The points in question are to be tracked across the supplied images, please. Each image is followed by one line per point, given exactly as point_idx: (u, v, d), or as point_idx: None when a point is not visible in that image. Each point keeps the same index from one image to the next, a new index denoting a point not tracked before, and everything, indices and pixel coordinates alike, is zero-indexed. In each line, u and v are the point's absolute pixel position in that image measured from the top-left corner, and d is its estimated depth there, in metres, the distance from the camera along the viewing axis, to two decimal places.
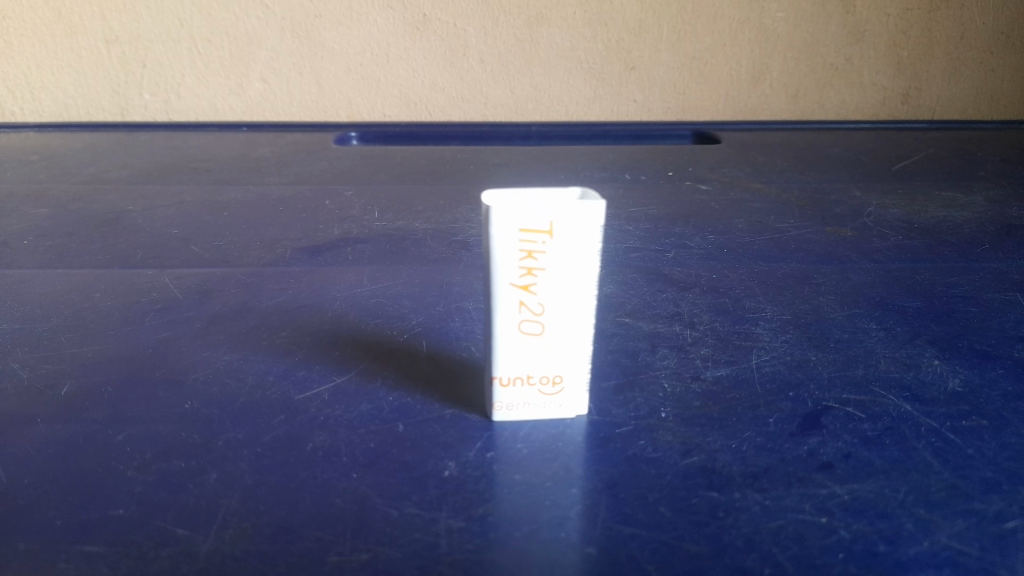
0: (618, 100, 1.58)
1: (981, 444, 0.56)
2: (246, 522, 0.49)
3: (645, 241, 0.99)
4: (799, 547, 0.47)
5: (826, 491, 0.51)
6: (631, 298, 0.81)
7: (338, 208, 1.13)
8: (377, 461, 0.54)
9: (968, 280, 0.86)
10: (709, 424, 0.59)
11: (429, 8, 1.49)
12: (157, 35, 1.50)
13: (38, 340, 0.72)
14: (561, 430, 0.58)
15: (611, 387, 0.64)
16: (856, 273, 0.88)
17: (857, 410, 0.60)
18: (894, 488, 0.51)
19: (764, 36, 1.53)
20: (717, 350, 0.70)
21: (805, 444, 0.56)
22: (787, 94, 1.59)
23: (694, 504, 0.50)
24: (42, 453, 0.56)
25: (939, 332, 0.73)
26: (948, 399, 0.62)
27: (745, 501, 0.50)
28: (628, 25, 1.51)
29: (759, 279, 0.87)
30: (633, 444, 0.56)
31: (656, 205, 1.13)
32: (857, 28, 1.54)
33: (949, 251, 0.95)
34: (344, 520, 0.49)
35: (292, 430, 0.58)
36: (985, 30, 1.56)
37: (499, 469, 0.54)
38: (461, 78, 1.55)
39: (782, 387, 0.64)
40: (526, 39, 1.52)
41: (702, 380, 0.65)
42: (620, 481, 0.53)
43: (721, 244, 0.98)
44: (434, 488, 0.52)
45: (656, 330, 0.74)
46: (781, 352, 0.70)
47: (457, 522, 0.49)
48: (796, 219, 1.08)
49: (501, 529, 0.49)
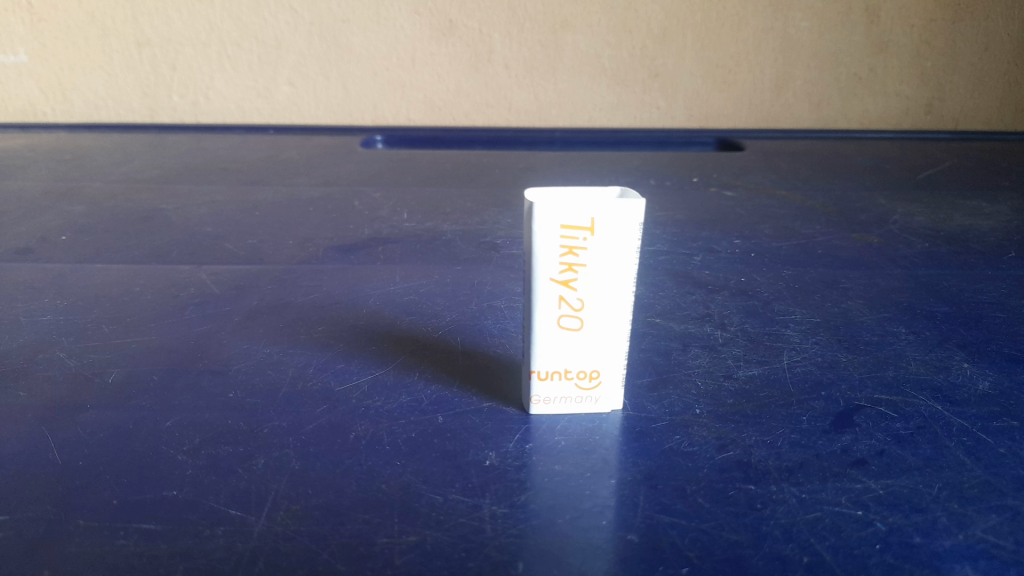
0: (641, 106, 1.60)
1: (1011, 443, 0.57)
2: (295, 505, 0.50)
3: (673, 245, 1.00)
4: (836, 538, 0.47)
5: (861, 485, 0.52)
6: (661, 300, 0.82)
7: (367, 209, 1.14)
8: (420, 450, 0.56)
9: (995, 287, 0.87)
10: (744, 422, 0.60)
11: (455, 14, 1.50)
12: (187, 38, 1.52)
13: (83, 330, 0.74)
14: (597, 424, 0.59)
15: (646, 385, 0.65)
16: (883, 279, 0.89)
17: (889, 410, 0.61)
18: (928, 484, 0.52)
19: (788, 44, 1.54)
20: (748, 351, 0.71)
21: (839, 441, 0.57)
22: (810, 102, 1.60)
23: (732, 496, 0.51)
24: (94, 438, 0.57)
25: (968, 336, 0.74)
26: (978, 400, 0.63)
27: (782, 494, 0.51)
28: (653, 32, 1.52)
29: (787, 283, 0.88)
30: (669, 439, 0.58)
31: (681, 211, 1.14)
32: (881, 36, 1.54)
33: (976, 259, 0.96)
34: (391, 505, 0.50)
35: (335, 420, 0.59)
36: (1009, 41, 1.56)
37: (538, 459, 0.55)
38: (486, 83, 1.57)
39: (814, 386, 0.65)
40: (551, 44, 1.53)
41: (735, 379, 0.66)
42: (657, 473, 0.54)
43: (749, 249, 0.99)
44: (476, 476, 0.53)
45: (687, 330, 0.75)
46: (811, 353, 0.71)
47: (500, 509, 0.50)
48: (822, 225, 1.08)
49: (543, 516, 0.50)
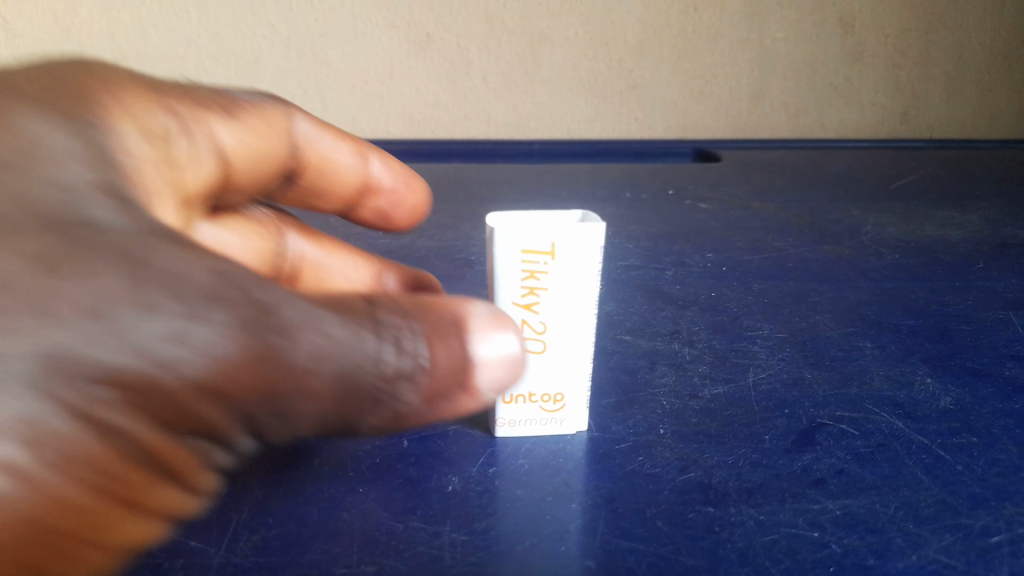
0: (620, 117, 1.61)
1: (970, 460, 0.58)
2: (255, 535, 0.50)
3: (646, 259, 1.01)
4: (791, 561, 0.48)
5: (818, 506, 0.53)
6: (631, 317, 0.83)
7: (343, 225, 1.15)
8: (383, 476, 0.56)
9: (962, 299, 0.87)
10: (706, 442, 0.60)
11: (432, 28, 1.50)
12: (164, 54, 1.52)
13: None
14: (561, 446, 0.60)
15: (612, 406, 0.65)
16: (852, 292, 0.90)
17: (851, 428, 0.62)
18: (885, 504, 0.53)
19: (763, 55, 1.55)
20: (715, 368, 0.72)
21: (799, 461, 0.57)
22: (787, 113, 1.62)
23: (691, 518, 0.52)
24: None
25: (932, 350, 0.75)
26: (939, 417, 0.63)
27: (740, 517, 0.52)
28: (630, 44, 1.53)
29: (757, 297, 0.88)
30: (632, 461, 0.58)
31: (656, 223, 1.15)
32: (855, 47, 1.56)
33: (945, 270, 0.97)
34: (351, 534, 0.50)
35: (299, 446, 0.60)
36: (981, 50, 1.58)
37: (501, 484, 0.56)
38: (464, 96, 1.57)
39: (778, 404, 0.65)
40: (529, 57, 1.53)
41: (700, 398, 0.66)
42: (618, 496, 0.54)
43: (721, 263, 1.00)
44: (438, 502, 0.53)
45: (655, 348, 0.76)
46: (777, 370, 0.71)
47: (460, 536, 0.50)
48: (794, 237, 1.09)
49: (502, 543, 0.50)
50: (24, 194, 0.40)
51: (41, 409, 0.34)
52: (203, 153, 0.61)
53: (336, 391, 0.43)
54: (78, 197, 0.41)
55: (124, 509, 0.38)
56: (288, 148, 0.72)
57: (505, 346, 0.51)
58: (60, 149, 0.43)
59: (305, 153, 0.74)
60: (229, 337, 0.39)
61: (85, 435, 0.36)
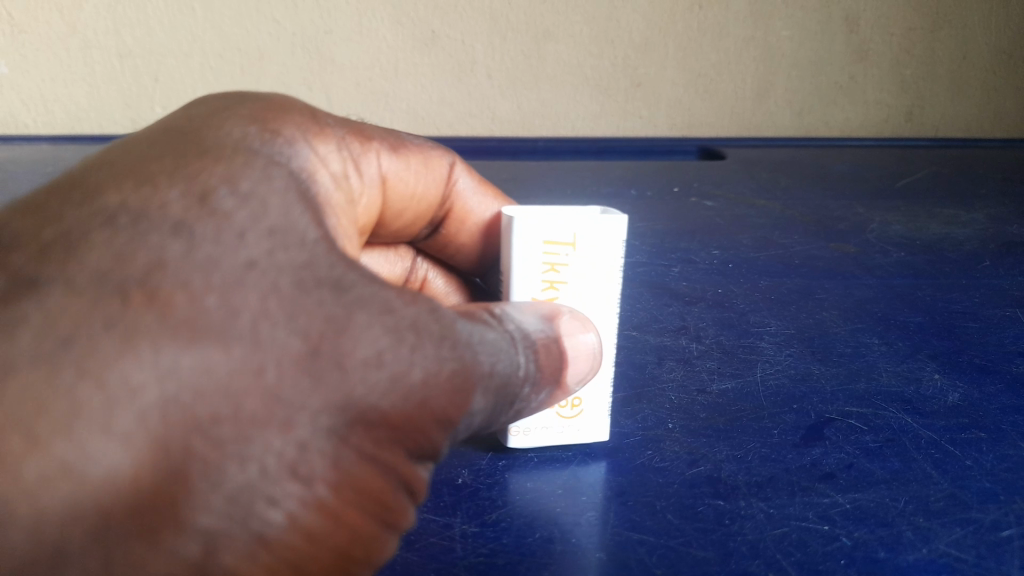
0: (625, 116, 1.60)
1: (979, 455, 0.58)
2: None
3: (652, 256, 1.01)
4: (802, 554, 0.48)
5: (828, 500, 0.53)
6: (638, 313, 0.83)
7: None
8: None
9: (969, 297, 0.87)
10: (715, 436, 0.60)
11: (437, 25, 1.51)
12: (169, 50, 1.53)
13: None
14: (570, 440, 0.61)
15: (620, 401, 0.66)
16: (859, 289, 0.90)
17: (859, 423, 0.62)
18: (894, 498, 0.53)
19: (768, 53, 1.55)
20: (723, 363, 0.72)
21: (808, 455, 0.58)
22: (792, 111, 1.61)
23: (701, 512, 0.52)
24: None
25: (939, 347, 0.75)
26: (947, 413, 0.63)
27: (750, 510, 0.52)
28: (635, 41, 1.53)
29: (764, 294, 0.88)
30: (641, 455, 0.58)
31: (661, 221, 1.15)
32: (861, 45, 1.56)
33: (951, 268, 0.97)
34: None
35: None
36: (987, 50, 1.59)
37: (510, 477, 0.56)
38: (469, 94, 1.57)
39: (786, 400, 0.65)
40: (533, 55, 1.54)
41: (709, 393, 0.66)
42: (628, 490, 0.54)
43: (727, 260, 0.99)
44: (449, 495, 0.54)
45: (662, 343, 0.76)
46: (785, 365, 0.71)
47: (471, 528, 0.51)
48: (800, 235, 1.09)
49: (513, 535, 0.50)
50: (271, 255, 0.37)
51: (313, 473, 0.35)
52: (371, 182, 0.58)
53: (502, 389, 0.44)
54: (314, 251, 0.39)
55: (384, 531, 0.39)
56: (439, 200, 0.68)
57: (586, 342, 0.53)
58: (279, 194, 0.40)
59: (451, 205, 0.69)
60: (438, 368, 0.40)
61: (352, 477, 0.36)
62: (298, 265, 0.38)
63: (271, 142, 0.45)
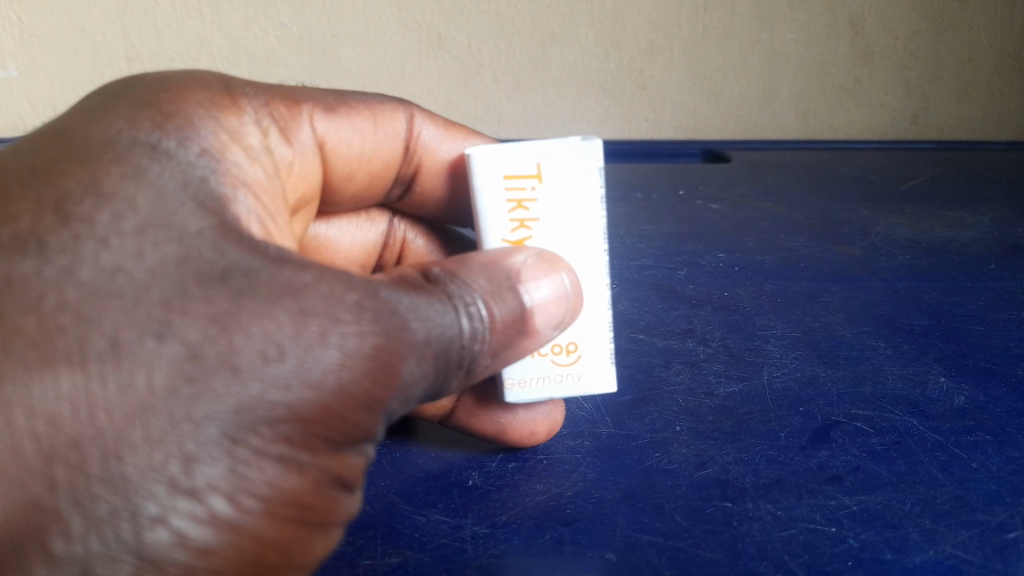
0: (630, 118, 1.61)
1: (985, 458, 0.58)
2: None
3: (658, 258, 1.02)
4: (809, 555, 0.49)
5: (835, 502, 0.53)
6: (645, 316, 0.84)
7: None
8: (405, 471, 0.57)
9: (975, 300, 0.88)
10: (723, 439, 0.61)
11: (444, 28, 1.51)
12: (177, 53, 1.54)
13: None
14: (579, 442, 0.61)
15: (628, 404, 0.66)
16: (864, 292, 0.90)
17: (866, 425, 0.62)
18: (901, 500, 0.53)
19: (773, 57, 1.56)
20: (730, 366, 0.72)
21: (815, 458, 0.58)
22: (796, 113, 1.62)
23: (709, 513, 0.52)
24: None
25: (945, 349, 0.76)
26: (953, 416, 0.64)
27: (758, 512, 0.52)
28: (641, 44, 1.53)
29: (770, 296, 0.89)
30: (649, 457, 0.59)
31: (667, 224, 1.16)
32: (865, 49, 1.56)
33: (956, 270, 0.97)
34: (375, 526, 0.52)
35: None
36: (993, 51, 1.57)
37: (520, 479, 0.57)
38: (475, 97, 1.58)
39: (793, 402, 0.66)
40: (539, 58, 1.54)
41: (716, 396, 0.67)
42: (636, 492, 0.55)
43: (732, 262, 1.00)
44: (459, 496, 0.55)
45: (669, 346, 0.77)
46: (791, 368, 0.72)
47: (482, 529, 0.51)
48: (805, 238, 1.10)
49: (523, 536, 0.51)
50: (137, 257, 0.41)
51: (195, 486, 0.39)
52: (303, 147, 0.64)
53: (439, 359, 0.47)
54: (191, 242, 0.43)
55: (304, 530, 0.43)
56: (396, 153, 0.73)
57: (557, 285, 0.55)
58: (147, 188, 0.44)
59: (418, 155, 0.74)
60: (357, 342, 0.43)
61: (254, 484, 0.40)
62: (171, 263, 0.42)
63: (157, 129, 0.48)
